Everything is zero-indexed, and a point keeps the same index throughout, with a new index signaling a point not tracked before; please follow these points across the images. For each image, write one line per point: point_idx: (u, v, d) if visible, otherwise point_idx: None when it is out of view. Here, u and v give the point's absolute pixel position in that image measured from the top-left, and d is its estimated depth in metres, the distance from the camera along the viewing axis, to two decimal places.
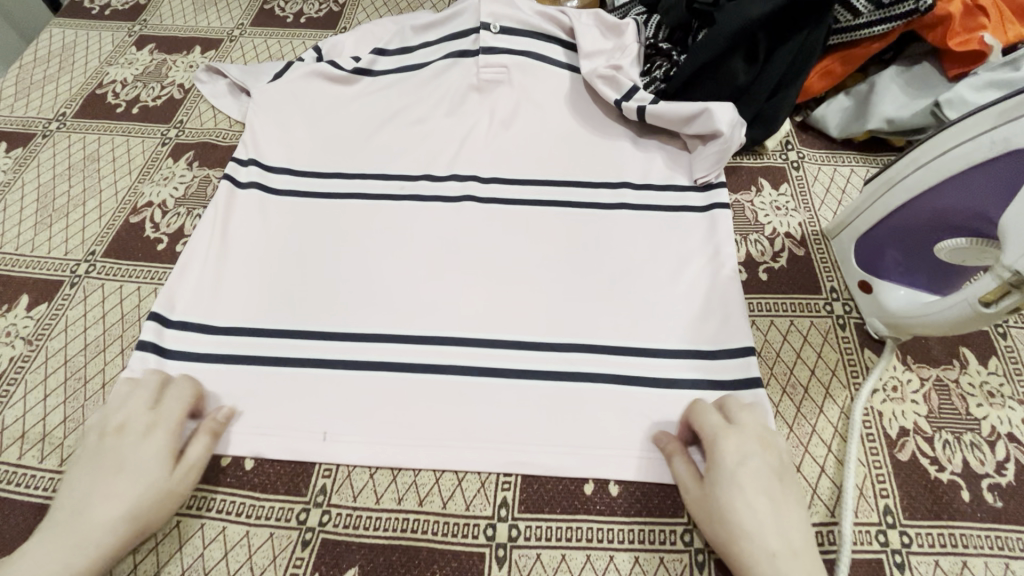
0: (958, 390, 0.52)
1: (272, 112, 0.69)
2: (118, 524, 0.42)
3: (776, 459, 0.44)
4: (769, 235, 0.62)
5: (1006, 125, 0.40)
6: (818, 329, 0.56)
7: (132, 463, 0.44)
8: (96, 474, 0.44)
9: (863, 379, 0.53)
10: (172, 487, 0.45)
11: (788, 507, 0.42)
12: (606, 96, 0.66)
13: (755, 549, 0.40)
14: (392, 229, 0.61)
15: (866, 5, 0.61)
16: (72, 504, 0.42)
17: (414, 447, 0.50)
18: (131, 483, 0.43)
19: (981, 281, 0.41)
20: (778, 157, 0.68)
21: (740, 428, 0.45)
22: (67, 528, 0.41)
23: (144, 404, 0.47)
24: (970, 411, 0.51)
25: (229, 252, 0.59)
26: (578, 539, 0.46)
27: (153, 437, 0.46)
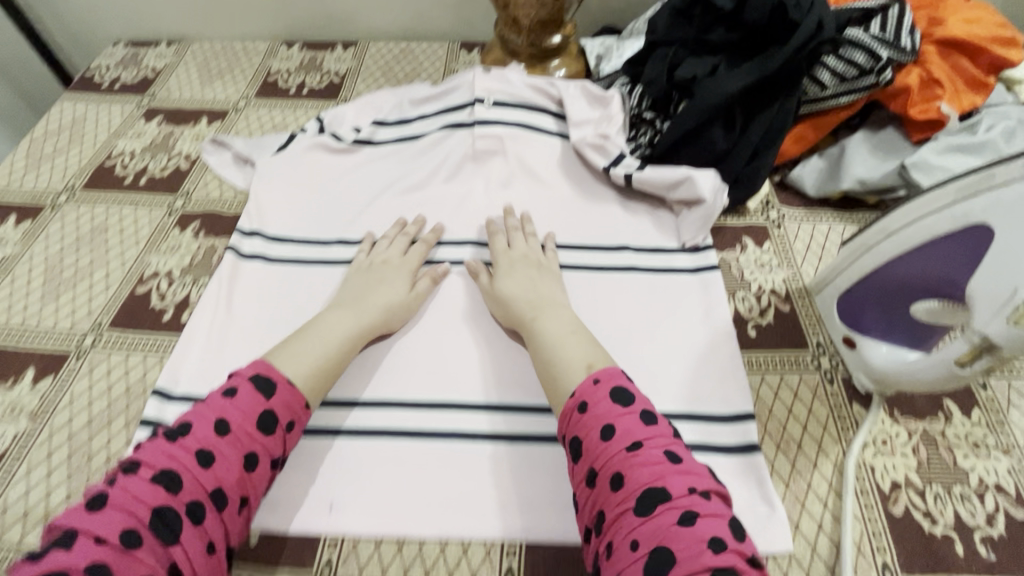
0: (945, 442, 0.54)
1: (276, 182, 0.72)
2: (381, 310, 0.58)
3: (532, 256, 0.63)
4: (755, 293, 0.65)
5: (965, 201, 0.43)
6: (807, 384, 0.58)
7: (391, 280, 0.61)
8: (363, 281, 0.61)
9: (853, 434, 0.54)
10: (411, 302, 0.61)
11: (538, 277, 0.61)
12: (596, 163, 0.70)
13: (520, 306, 0.58)
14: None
15: (831, 79, 0.66)
16: (354, 294, 0.60)
17: (420, 516, 0.50)
18: (387, 291, 0.60)
19: (951, 345, 0.44)
20: (759, 216, 0.71)
21: (508, 246, 0.64)
22: (348, 307, 0.58)
23: (400, 249, 0.64)
24: (958, 462, 0.53)
25: (232, 324, 0.61)
26: None
27: (406, 270, 0.63)
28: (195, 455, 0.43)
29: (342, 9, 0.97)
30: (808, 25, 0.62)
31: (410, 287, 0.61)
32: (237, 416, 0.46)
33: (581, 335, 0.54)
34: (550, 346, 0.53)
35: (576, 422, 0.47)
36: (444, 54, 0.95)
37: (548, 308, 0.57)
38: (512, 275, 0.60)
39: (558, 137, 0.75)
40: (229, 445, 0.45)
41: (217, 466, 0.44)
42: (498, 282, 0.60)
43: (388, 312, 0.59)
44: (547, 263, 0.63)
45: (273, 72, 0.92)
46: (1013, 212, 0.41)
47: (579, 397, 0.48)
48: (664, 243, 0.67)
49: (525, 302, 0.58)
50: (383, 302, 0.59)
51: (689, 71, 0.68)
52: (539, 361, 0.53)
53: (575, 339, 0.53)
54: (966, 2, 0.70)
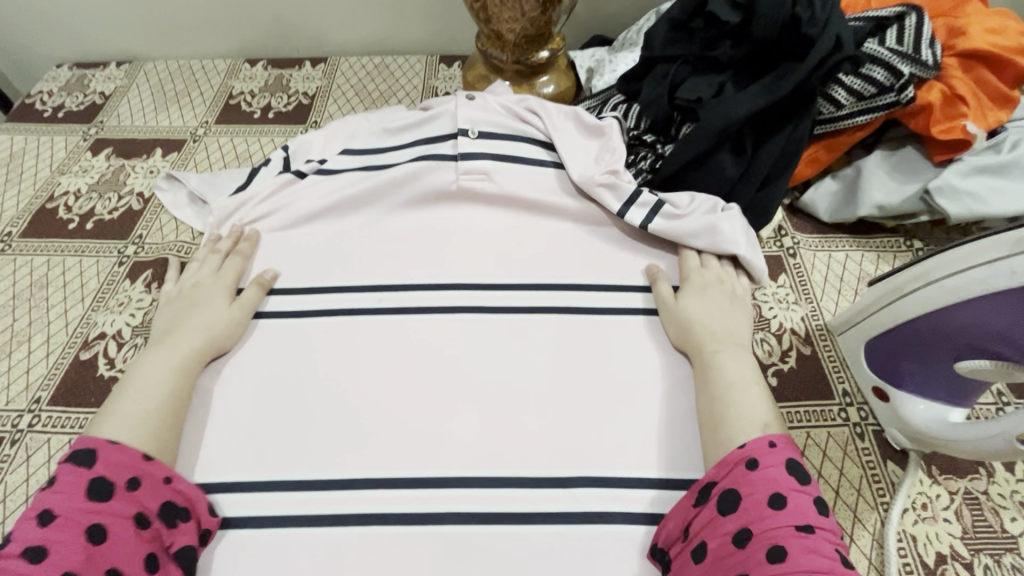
0: (990, 503, 0.49)
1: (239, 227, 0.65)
2: (205, 338, 0.54)
3: (725, 284, 0.59)
4: (774, 333, 0.59)
5: (1020, 255, 0.39)
6: (837, 441, 0.52)
7: (205, 304, 0.57)
8: (177, 315, 0.57)
9: (890, 499, 0.49)
10: (234, 318, 0.57)
11: (727, 307, 0.57)
12: (610, 204, 0.63)
13: (704, 332, 0.54)
14: (374, 348, 0.56)
15: (848, 97, 0.60)
16: (168, 332, 0.55)
17: None
18: (207, 314, 0.56)
19: (1015, 418, 0.41)
20: (772, 245, 0.66)
21: (708, 267, 0.59)
22: (167, 346, 0.53)
23: (209, 270, 0.61)
24: (1007, 528, 0.48)
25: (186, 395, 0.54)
26: None
27: (219, 290, 0.59)
28: (24, 555, 0.38)
29: (310, 23, 0.89)
30: (825, 42, 0.56)
31: (230, 302, 0.58)
32: (61, 500, 0.40)
33: (760, 389, 0.50)
34: (727, 388, 0.50)
35: (737, 477, 0.42)
36: (422, 70, 0.88)
37: (729, 346, 0.53)
38: (702, 297, 0.57)
39: (552, 165, 0.68)
40: (61, 530, 0.39)
41: (55, 554, 0.38)
42: (684, 301, 0.57)
43: (212, 335, 0.54)
44: (740, 294, 0.58)
45: (235, 94, 0.84)
46: None
47: (746, 451, 0.43)
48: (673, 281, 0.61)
49: (708, 329, 0.54)
50: (202, 327, 0.55)
51: (692, 92, 0.63)
52: (705, 399, 0.50)
53: (755, 390, 0.50)
54: (985, 10, 0.64)
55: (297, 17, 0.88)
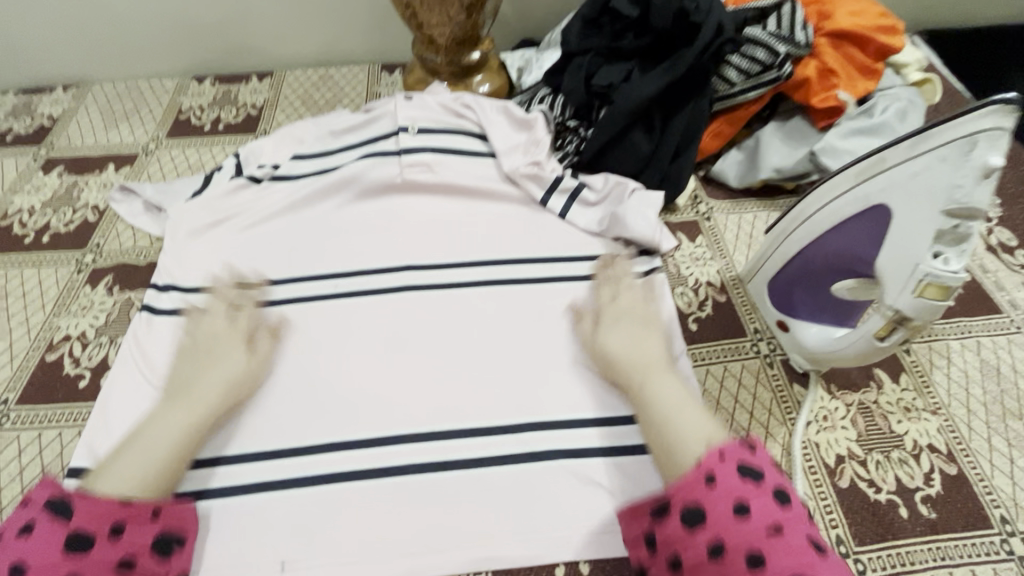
0: (879, 410, 0.57)
1: (199, 231, 0.69)
2: (215, 392, 0.53)
3: (640, 309, 0.59)
4: (693, 287, 0.66)
5: (863, 184, 0.47)
6: (749, 370, 0.60)
7: (219, 354, 0.56)
8: (192, 367, 0.55)
9: (796, 413, 0.56)
10: (250, 370, 0.55)
11: (642, 333, 0.56)
12: (534, 193, 0.71)
13: (627, 363, 0.54)
14: (333, 331, 0.61)
15: (737, 76, 0.70)
16: (181, 384, 0.54)
17: (378, 561, 0.48)
18: (224, 367, 0.54)
19: (870, 320, 0.48)
20: (689, 212, 0.74)
21: (618, 300, 0.60)
22: (182, 397, 0.52)
23: (220, 318, 0.59)
24: (893, 428, 0.55)
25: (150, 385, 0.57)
26: None
27: (236, 338, 0.57)
28: None
29: (255, 41, 0.94)
30: (709, 27, 0.66)
31: (247, 353, 0.57)
32: (36, 555, 0.40)
33: (694, 406, 0.49)
34: (662, 417, 0.48)
35: (698, 494, 0.41)
36: (365, 79, 0.94)
37: (656, 371, 0.52)
38: (617, 330, 0.57)
39: (489, 154, 0.74)
40: None
41: None
42: (605, 334, 0.57)
43: (224, 389, 0.53)
44: (654, 318, 0.58)
45: (184, 110, 0.88)
46: (901, 193, 0.45)
47: (701, 467, 0.42)
48: (601, 249, 0.68)
49: (629, 362, 0.54)
50: (221, 377, 0.54)
51: (605, 79, 0.70)
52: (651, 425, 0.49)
53: (686, 408, 0.48)
54: None
55: (241, 36, 0.93)
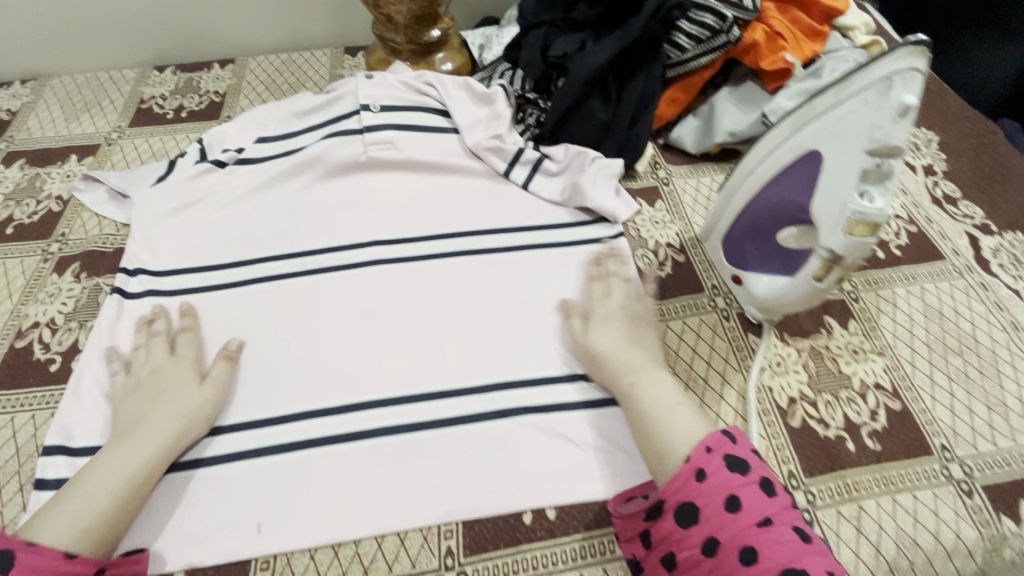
0: (829, 354, 0.60)
1: (164, 217, 0.69)
2: (165, 425, 0.51)
3: (628, 307, 0.60)
4: (653, 249, 0.68)
5: (796, 133, 0.51)
6: (707, 323, 0.62)
7: (170, 388, 0.54)
8: (140, 404, 0.53)
9: (750, 360, 0.59)
10: (203, 400, 0.54)
11: (633, 331, 0.57)
12: (496, 164, 0.73)
13: (616, 364, 0.54)
14: (304, 305, 0.63)
15: (688, 42, 0.72)
16: (131, 421, 0.52)
17: (352, 516, 0.50)
18: (174, 402, 0.53)
19: (810, 262, 0.50)
20: (649, 177, 0.76)
21: (606, 298, 0.60)
22: (128, 438, 0.50)
23: (165, 353, 0.57)
24: (841, 369, 0.58)
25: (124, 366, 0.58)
26: (525, 570, 0.48)
27: (186, 374, 0.56)
28: None
29: (215, 28, 0.94)
30: None
31: (198, 385, 0.55)
32: None
33: (684, 405, 0.50)
34: (652, 414, 0.50)
35: (689, 490, 0.44)
36: (328, 62, 0.94)
37: (645, 371, 0.53)
38: (607, 328, 0.57)
39: (452, 130, 0.76)
40: None
41: None
42: (592, 333, 0.57)
43: (177, 425, 0.51)
44: (642, 316, 0.59)
45: (146, 99, 0.88)
46: (829, 137, 0.48)
47: (692, 463, 0.45)
48: (562, 218, 0.70)
49: (620, 361, 0.54)
50: (169, 413, 0.52)
51: (560, 50, 0.74)
52: (640, 430, 0.50)
53: (677, 408, 0.50)
54: None
55: (201, 24, 0.93)
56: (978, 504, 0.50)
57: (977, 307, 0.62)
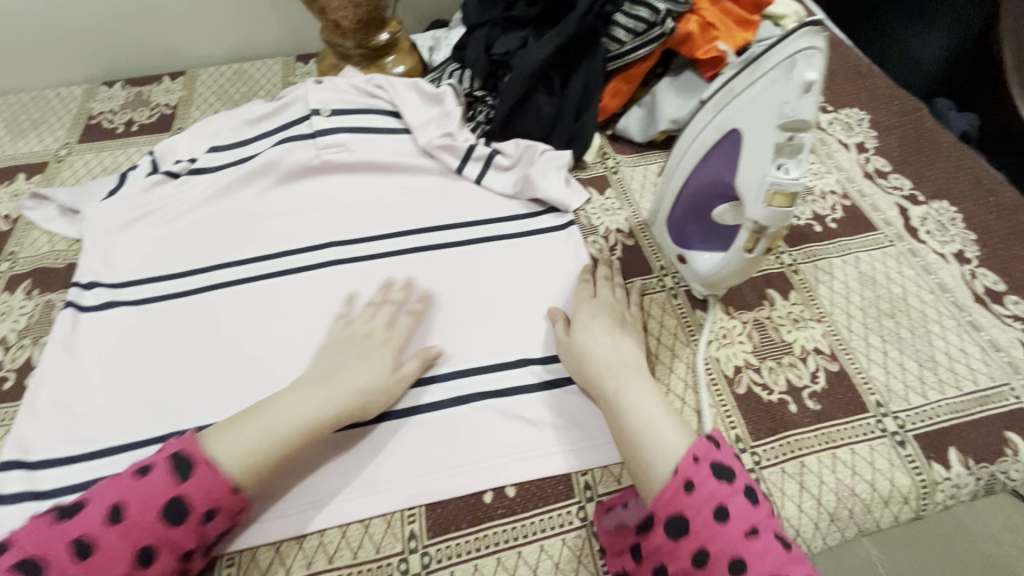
0: (772, 323, 0.68)
1: (114, 231, 0.71)
2: (352, 394, 0.57)
3: (614, 310, 0.64)
4: (603, 234, 0.75)
5: (720, 115, 0.57)
6: (658, 301, 0.70)
7: (370, 356, 0.61)
8: (340, 359, 0.60)
9: (698, 335, 0.67)
10: (389, 386, 0.60)
11: (617, 336, 0.61)
12: (449, 162, 0.79)
13: (601, 372, 0.58)
14: (285, 305, 0.67)
15: (625, 35, 0.77)
16: (327, 372, 0.59)
17: (322, 510, 0.56)
18: (366, 373, 0.59)
19: (740, 235, 0.58)
20: (599, 167, 0.82)
21: (597, 300, 0.65)
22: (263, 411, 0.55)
23: (384, 322, 0.64)
24: (784, 337, 0.67)
25: (78, 380, 0.61)
26: (488, 545, 0.55)
27: (387, 348, 0.62)
28: (102, 522, 0.48)
29: (171, 43, 0.97)
30: None
31: (393, 369, 0.61)
32: (136, 505, 0.49)
33: (669, 416, 0.54)
34: (639, 429, 0.53)
35: (678, 501, 0.47)
36: (281, 68, 0.95)
37: (628, 379, 0.57)
38: (590, 334, 0.61)
39: (404, 131, 0.81)
40: (116, 536, 0.48)
41: (103, 554, 0.47)
42: (573, 338, 0.61)
43: (362, 397, 0.57)
44: (626, 322, 0.63)
45: (95, 114, 0.87)
46: (746, 117, 0.54)
47: (680, 475, 0.48)
48: (515, 210, 0.77)
49: (604, 369, 0.58)
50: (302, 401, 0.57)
51: (503, 48, 0.79)
52: (625, 442, 0.53)
53: (656, 410, 0.54)
54: None
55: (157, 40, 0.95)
56: (911, 452, 0.60)
57: (907, 272, 0.73)
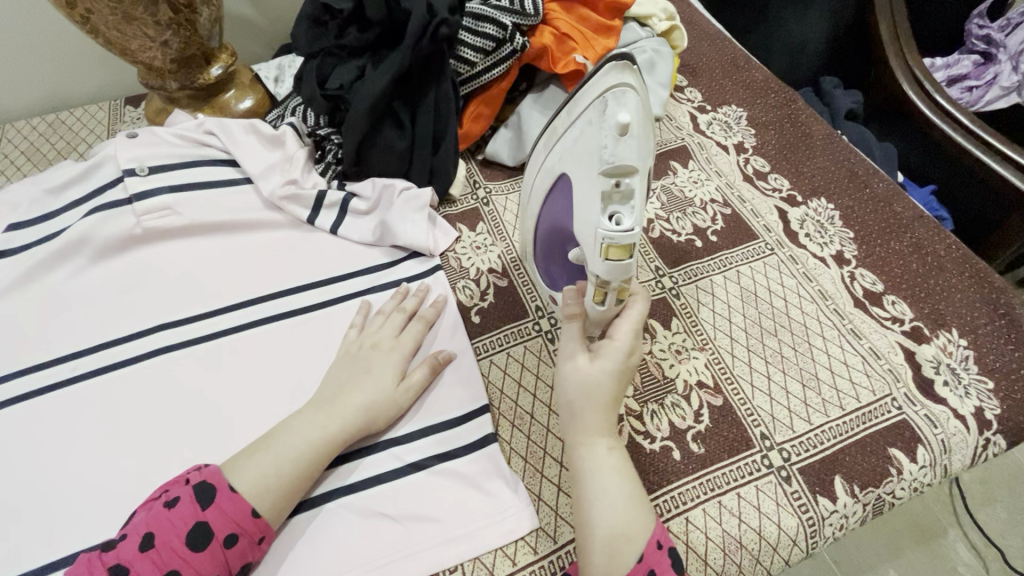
0: (895, 204, 0.71)
1: (146, 245, 0.66)
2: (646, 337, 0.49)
3: (748, 258, 0.67)
4: (707, 168, 0.76)
5: None
6: (778, 220, 0.71)
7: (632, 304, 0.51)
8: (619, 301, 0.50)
9: (833, 240, 0.68)
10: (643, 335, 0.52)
11: (739, 291, 0.64)
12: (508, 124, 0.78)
13: (740, 330, 0.61)
14: (265, 369, 0.59)
15: None
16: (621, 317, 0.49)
17: (501, 516, 0.50)
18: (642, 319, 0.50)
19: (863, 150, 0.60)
20: (683, 105, 0.83)
21: (715, 251, 0.68)
22: (324, 408, 0.51)
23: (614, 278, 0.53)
24: (897, 206, 0.71)
25: (141, 406, 0.56)
26: (718, 487, 0.51)
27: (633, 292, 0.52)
28: (113, 567, 0.41)
29: (71, 83, 0.84)
30: None
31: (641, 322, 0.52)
32: (166, 530, 0.43)
33: (847, 367, 0.59)
34: (829, 381, 0.58)
35: None
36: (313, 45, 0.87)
37: (790, 336, 0.61)
38: (709, 292, 0.64)
39: None
40: (149, 563, 0.42)
41: None
42: (696, 296, 0.64)
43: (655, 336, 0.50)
44: (745, 274, 0.66)
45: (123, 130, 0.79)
46: None
47: None
48: None
49: (759, 328, 0.61)
50: (365, 402, 0.52)
51: None
52: (814, 396, 0.57)
53: (835, 363, 0.59)
54: None
55: (42, 81, 0.82)
56: None
57: None
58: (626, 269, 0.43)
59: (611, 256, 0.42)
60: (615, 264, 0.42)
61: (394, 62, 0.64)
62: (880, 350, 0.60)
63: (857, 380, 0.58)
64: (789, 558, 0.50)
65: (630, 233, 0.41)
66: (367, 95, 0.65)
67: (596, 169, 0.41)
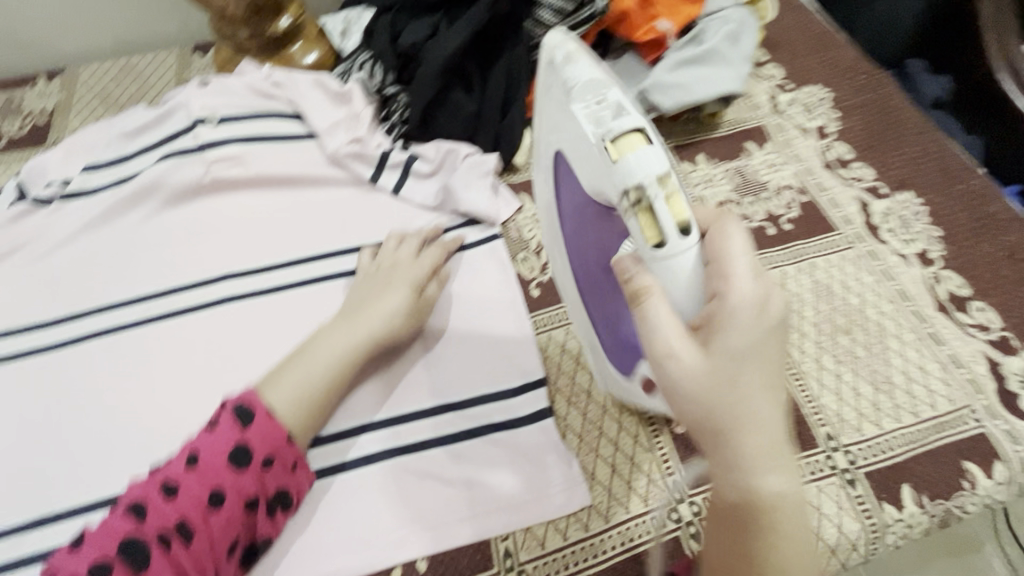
0: (990, 204, 0.66)
1: (211, 194, 0.66)
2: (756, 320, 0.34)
3: (822, 250, 0.64)
4: (784, 152, 0.72)
5: None
6: (858, 213, 0.67)
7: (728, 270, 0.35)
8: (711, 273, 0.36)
9: (919, 238, 0.64)
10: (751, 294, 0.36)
11: (811, 284, 0.61)
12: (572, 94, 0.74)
13: (811, 325, 0.59)
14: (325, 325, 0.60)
15: None
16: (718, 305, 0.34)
17: (554, 491, 0.50)
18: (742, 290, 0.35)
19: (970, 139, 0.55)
20: (763, 83, 0.78)
21: (786, 240, 0.65)
22: (351, 321, 0.55)
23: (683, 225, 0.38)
24: (993, 207, 0.65)
25: (205, 352, 0.58)
26: None
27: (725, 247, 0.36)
28: (163, 485, 0.44)
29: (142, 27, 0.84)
30: None
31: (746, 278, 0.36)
32: (210, 449, 0.46)
33: (924, 372, 0.56)
34: (904, 386, 0.55)
35: None
36: None
37: (865, 336, 0.58)
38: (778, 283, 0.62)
39: None
40: (195, 479, 0.45)
41: (180, 498, 0.44)
42: None
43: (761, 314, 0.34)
44: (818, 267, 0.63)
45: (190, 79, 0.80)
46: None
47: None
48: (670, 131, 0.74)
49: (831, 324, 0.59)
50: (384, 314, 0.55)
51: None
52: (887, 400, 0.54)
53: (911, 367, 0.56)
54: None
55: (114, 23, 0.83)
56: None
57: None
58: (652, 157, 0.36)
59: (623, 151, 0.36)
60: (631, 155, 0.36)
61: (469, 20, 0.63)
62: (962, 358, 0.56)
63: (934, 387, 0.55)
64: (846, 562, 0.49)
65: (628, 122, 0.37)
66: (439, 54, 0.64)
67: (564, 107, 0.42)
